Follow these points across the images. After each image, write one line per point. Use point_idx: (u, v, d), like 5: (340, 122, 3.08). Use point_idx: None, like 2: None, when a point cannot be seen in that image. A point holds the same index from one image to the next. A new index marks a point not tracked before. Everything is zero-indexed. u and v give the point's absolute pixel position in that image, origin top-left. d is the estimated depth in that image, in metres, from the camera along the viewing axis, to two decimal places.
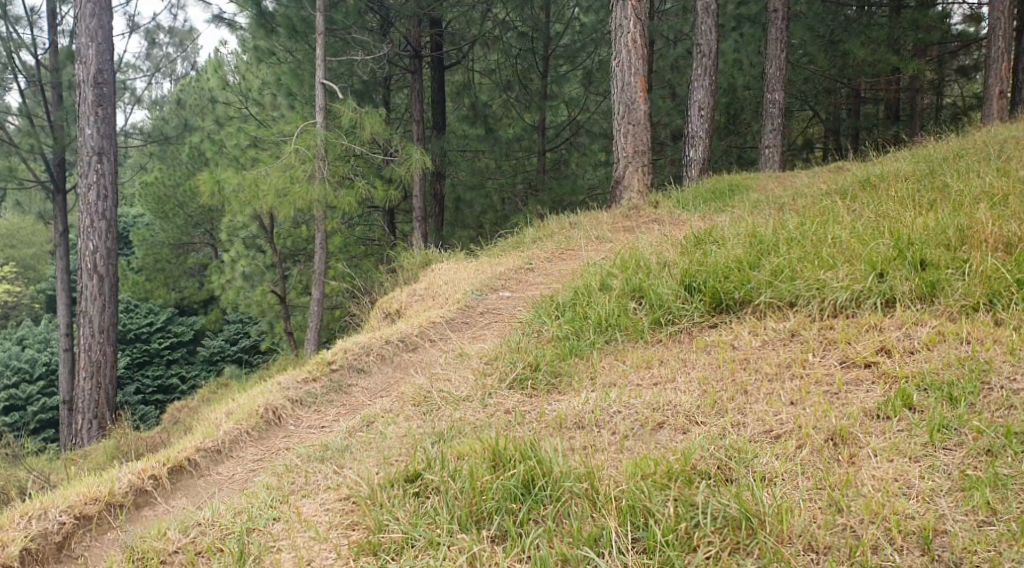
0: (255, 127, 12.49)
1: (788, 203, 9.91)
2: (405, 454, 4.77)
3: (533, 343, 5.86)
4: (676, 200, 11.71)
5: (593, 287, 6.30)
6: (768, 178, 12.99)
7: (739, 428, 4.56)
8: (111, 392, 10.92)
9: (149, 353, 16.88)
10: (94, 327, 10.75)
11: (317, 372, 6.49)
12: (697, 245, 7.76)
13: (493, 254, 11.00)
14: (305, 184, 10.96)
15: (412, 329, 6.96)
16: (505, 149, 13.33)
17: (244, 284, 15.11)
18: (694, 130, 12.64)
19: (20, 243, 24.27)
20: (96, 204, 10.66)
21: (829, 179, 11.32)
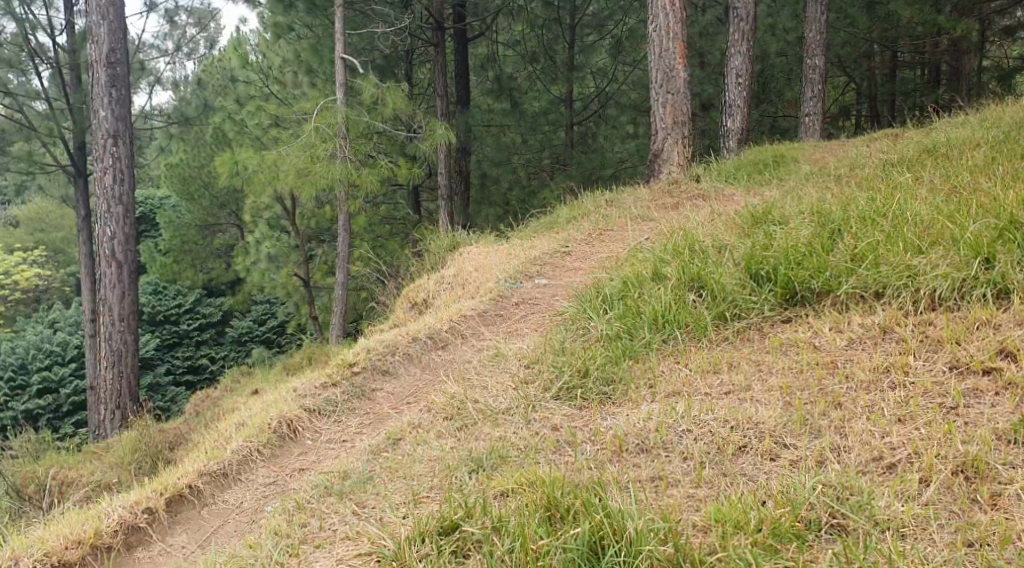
0: (275, 105, 11.85)
1: (846, 175, 9.12)
2: (439, 489, 4.12)
3: (580, 343, 5.17)
4: (719, 173, 10.94)
5: (645, 277, 5.58)
6: (816, 147, 12.18)
7: (839, 455, 3.87)
8: (133, 382, 10.42)
9: (178, 335, 16.69)
10: (115, 315, 10.23)
11: (338, 376, 5.85)
12: (754, 225, 7.01)
13: (525, 236, 10.33)
14: (327, 163, 10.30)
15: (442, 323, 6.29)
16: (532, 123, 12.59)
17: (269, 265, 14.52)
18: (733, 98, 11.84)
19: (49, 227, 23.86)
20: (113, 188, 10.10)
21: (887, 147, 10.51)
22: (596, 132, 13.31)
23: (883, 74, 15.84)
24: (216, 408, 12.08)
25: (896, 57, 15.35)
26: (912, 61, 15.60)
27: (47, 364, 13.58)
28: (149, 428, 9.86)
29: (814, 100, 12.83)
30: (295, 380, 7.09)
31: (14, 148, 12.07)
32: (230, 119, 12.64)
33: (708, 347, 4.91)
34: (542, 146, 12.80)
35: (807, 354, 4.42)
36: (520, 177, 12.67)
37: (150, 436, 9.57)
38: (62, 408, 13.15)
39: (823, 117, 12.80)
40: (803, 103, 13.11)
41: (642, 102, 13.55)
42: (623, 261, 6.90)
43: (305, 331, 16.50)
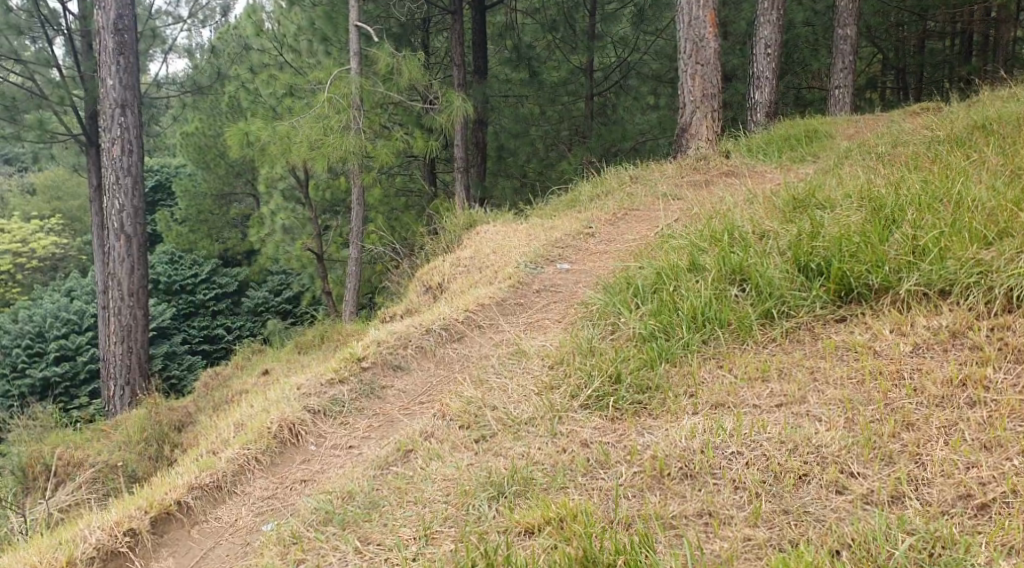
0: (288, 74, 11.41)
1: (887, 154, 8.61)
2: (453, 522, 3.72)
3: (610, 342, 4.71)
4: (748, 149, 10.42)
5: (682, 267, 5.09)
6: (849, 123, 11.65)
7: (918, 489, 3.45)
8: (142, 357, 10.14)
9: (194, 305, 16.25)
10: (123, 290, 9.91)
11: (346, 371, 5.40)
12: (796, 209, 6.51)
13: (545, 215, 9.86)
14: (340, 135, 9.82)
15: (458, 313, 5.84)
16: (551, 94, 12.06)
17: (284, 237, 14.20)
18: (762, 69, 11.28)
19: (65, 195, 23.48)
20: (121, 159, 9.67)
21: (928, 124, 9.98)
22: (617, 103, 12.78)
23: (913, 43, 15.17)
24: (227, 388, 11.79)
25: (928, 27, 14.72)
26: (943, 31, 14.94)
27: (64, 332, 12.85)
28: (158, 409, 9.56)
29: (844, 73, 12.29)
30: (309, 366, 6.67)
31: (25, 118, 11.40)
32: (243, 88, 12.20)
33: (754, 351, 4.43)
34: (561, 117, 12.26)
35: (867, 361, 3.97)
36: (538, 150, 12.16)
37: (160, 418, 9.28)
38: (79, 376, 12.45)
39: (853, 90, 12.25)
40: (833, 75, 12.54)
41: (665, 74, 12.87)
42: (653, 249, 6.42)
43: (320, 304, 16.11)
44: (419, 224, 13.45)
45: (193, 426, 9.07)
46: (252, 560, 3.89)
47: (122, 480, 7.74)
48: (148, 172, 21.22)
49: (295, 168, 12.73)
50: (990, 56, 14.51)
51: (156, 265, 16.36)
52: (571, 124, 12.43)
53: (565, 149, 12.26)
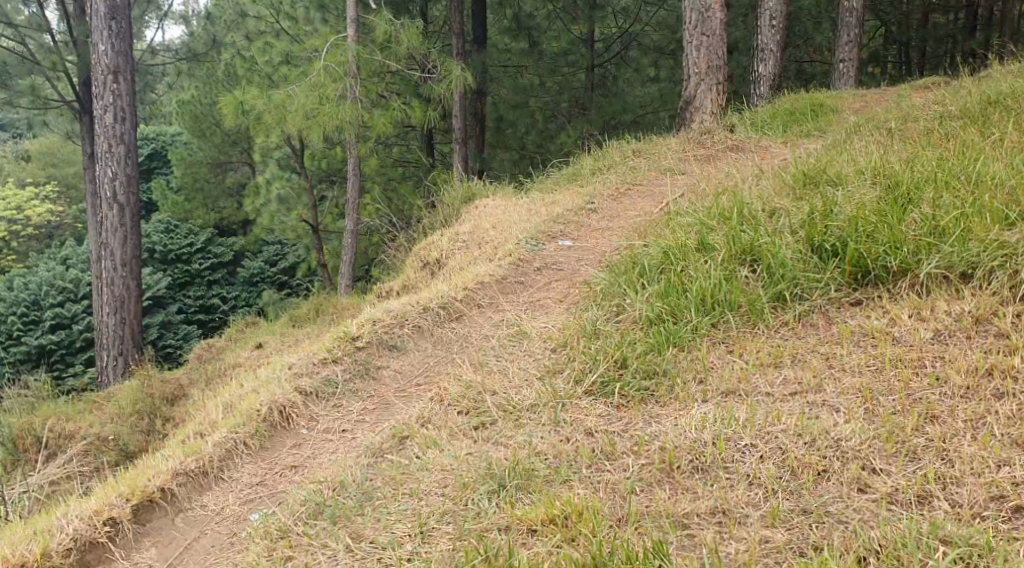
0: (285, 41, 11.16)
1: (897, 131, 8.40)
2: (451, 518, 3.54)
3: (615, 325, 4.52)
4: (753, 123, 10.19)
5: (690, 247, 4.90)
6: (855, 97, 11.42)
7: (946, 487, 3.28)
8: (136, 327, 10.25)
9: (190, 274, 15.95)
10: (116, 260, 10.04)
11: (340, 351, 5.17)
12: (806, 186, 6.30)
13: (546, 189, 9.65)
14: (336, 104, 9.59)
15: (457, 292, 5.65)
16: (551, 65, 11.81)
17: (280, 207, 13.88)
18: (767, 41, 11.01)
19: (60, 161, 23.15)
20: (114, 127, 9.75)
21: (937, 100, 9.76)
22: (616, 74, 12.34)
23: (917, 17, 14.93)
24: (221, 361, 11.63)
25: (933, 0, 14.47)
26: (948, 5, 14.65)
27: (60, 300, 12.49)
28: (150, 382, 9.38)
29: (849, 46, 12.02)
30: (305, 344, 6.48)
31: (17, 83, 11.11)
32: (238, 55, 11.95)
33: (767, 336, 4.24)
34: (561, 88, 11.99)
35: (885, 348, 3.80)
36: (537, 122, 12.07)
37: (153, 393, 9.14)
38: (75, 344, 12.25)
39: (857, 64, 11.99)
40: (838, 48, 12.29)
41: (667, 44, 12.46)
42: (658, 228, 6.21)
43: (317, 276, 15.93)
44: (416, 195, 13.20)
45: (187, 401, 8.92)
46: (239, 553, 3.72)
47: (113, 455, 7.58)
48: (143, 139, 20.89)
49: (290, 137, 12.49)
50: (996, 30, 14.26)
51: (152, 233, 16.00)
52: (570, 95, 12.06)
53: (565, 121, 12.06)
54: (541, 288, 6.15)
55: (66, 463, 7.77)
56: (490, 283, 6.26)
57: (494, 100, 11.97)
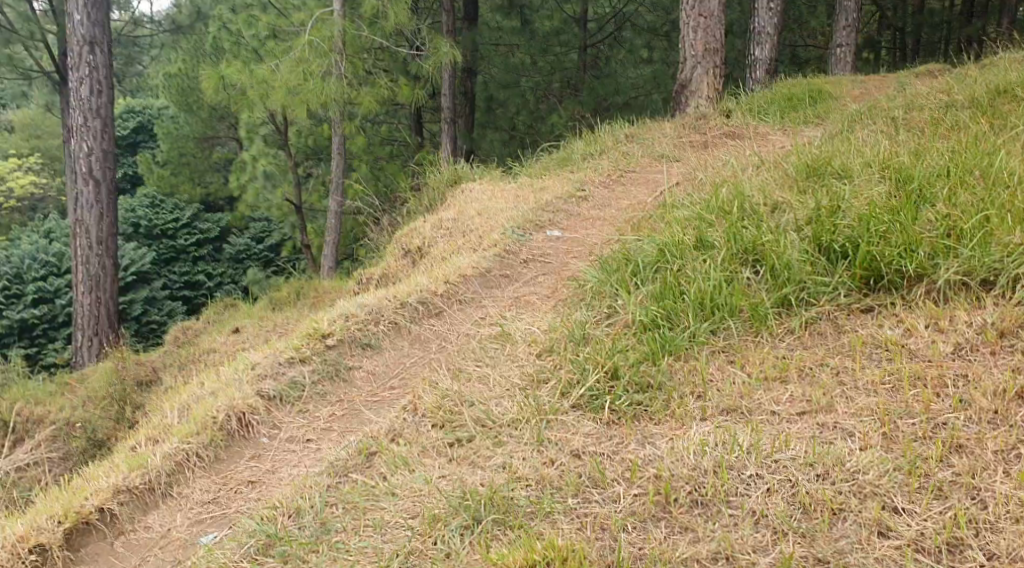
0: (271, 15, 10.75)
1: (901, 121, 8.08)
2: (418, 558, 3.24)
3: (606, 330, 4.17)
4: (750, 107, 9.85)
5: (687, 245, 4.57)
6: (853, 84, 11.10)
7: (979, 534, 2.96)
8: (112, 308, 9.88)
9: (174, 250, 15.56)
10: (91, 238, 9.71)
11: (309, 350, 4.77)
12: (810, 178, 5.96)
13: (534, 174, 9.31)
14: (320, 81, 9.24)
15: (436, 287, 5.35)
16: (543, 44, 11.44)
17: (264, 184, 13.47)
18: (763, 24, 10.66)
19: (44, 133, 22.53)
20: (89, 100, 9.51)
21: (938, 88, 9.45)
22: (609, 55, 12.00)
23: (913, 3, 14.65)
24: (197, 345, 11.29)
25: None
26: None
27: (43, 274, 11.88)
28: (124, 366, 9.05)
29: (846, 32, 11.67)
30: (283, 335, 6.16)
31: None
32: (223, 29, 11.57)
33: (772, 345, 3.90)
34: (552, 69, 11.60)
35: (902, 363, 3.49)
36: (528, 101, 11.55)
37: (125, 377, 8.84)
38: (58, 319, 11.65)
39: (854, 49, 11.65)
40: (835, 33, 11.95)
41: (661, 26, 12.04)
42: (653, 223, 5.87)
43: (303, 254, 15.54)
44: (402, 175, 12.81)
45: (159, 387, 8.64)
46: None
47: (80, 442, 7.27)
48: (129, 113, 20.28)
49: (274, 113, 12.12)
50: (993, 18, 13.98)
51: (136, 208, 15.56)
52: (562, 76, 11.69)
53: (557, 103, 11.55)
54: (526, 283, 5.81)
55: (32, 450, 7.46)
56: (473, 277, 5.92)
57: (483, 79, 11.59)
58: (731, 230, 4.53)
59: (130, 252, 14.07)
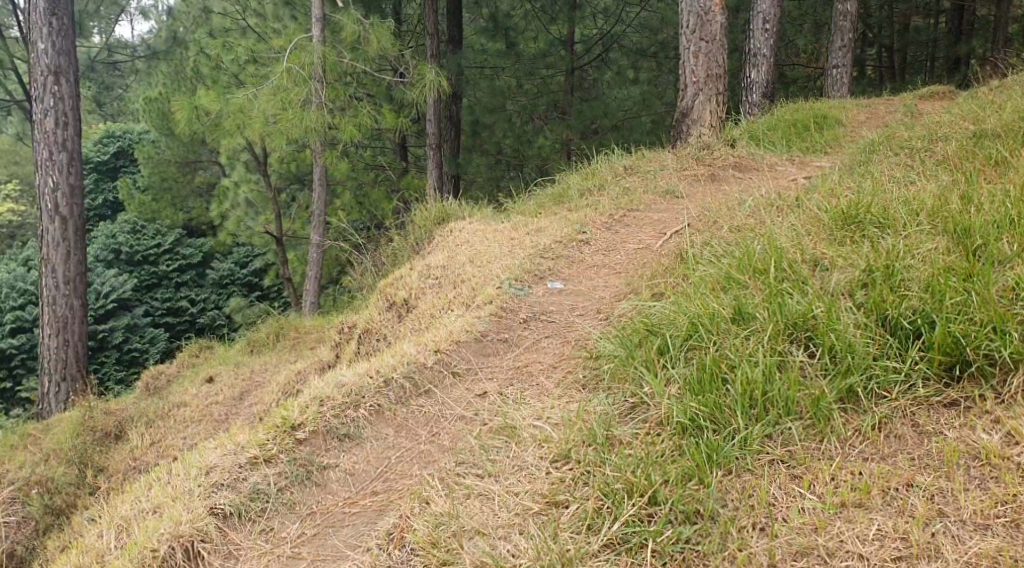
0: (249, 39, 10.10)
1: (925, 155, 7.50)
2: None
3: (633, 429, 3.66)
4: (754, 136, 9.16)
5: (723, 318, 3.90)
6: (857, 108, 10.49)
7: None
8: (82, 350, 9.07)
9: (157, 276, 14.83)
10: (58, 278, 8.92)
11: (275, 447, 4.11)
12: (845, 227, 5.27)
13: (527, 211, 8.63)
14: (300, 110, 8.59)
15: (427, 356, 4.68)
16: (530, 67, 10.60)
17: (246, 211, 12.91)
18: (758, 45, 9.96)
19: (20, 161, 21.59)
20: (54, 133, 8.78)
21: (950, 115, 8.88)
22: (596, 78, 11.20)
23: (898, 19, 14.18)
24: (167, 395, 10.54)
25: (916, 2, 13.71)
26: (929, 9, 13.92)
27: (20, 304, 11.00)
28: (91, 420, 8.31)
29: (843, 52, 11.06)
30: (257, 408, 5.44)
31: None
32: (201, 55, 10.94)
33: (842, 457, 3.43)
34: (539, 93, 10.97)
35: (1015, 489, 3.21)
36: (514, 124, 11.00)
37: (88, 435, 8.13)
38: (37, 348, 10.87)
39: (851, 70, 11.06)
40: (831, 52, 11.28)
41: (648, 46, 11.20)
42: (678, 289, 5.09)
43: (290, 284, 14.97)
44: (387, 204, 12.18)
45: (124, 448, 7.93)
46: None
47: (38, 510, 6.53)
48: (108, 138, 18.73)
49: (252, 144, 11.47)
50: (983, 35, 13.53)
51: (117, 235, 14.90)
52: (550, 99, 11.03)
53: (545, 124, 11.09)
54: (530, 350, 5.07)
55: None
56: (469, 343, 5.16)
57: (471, 103, 10.96)
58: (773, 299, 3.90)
59: (110, 279, 13.41)
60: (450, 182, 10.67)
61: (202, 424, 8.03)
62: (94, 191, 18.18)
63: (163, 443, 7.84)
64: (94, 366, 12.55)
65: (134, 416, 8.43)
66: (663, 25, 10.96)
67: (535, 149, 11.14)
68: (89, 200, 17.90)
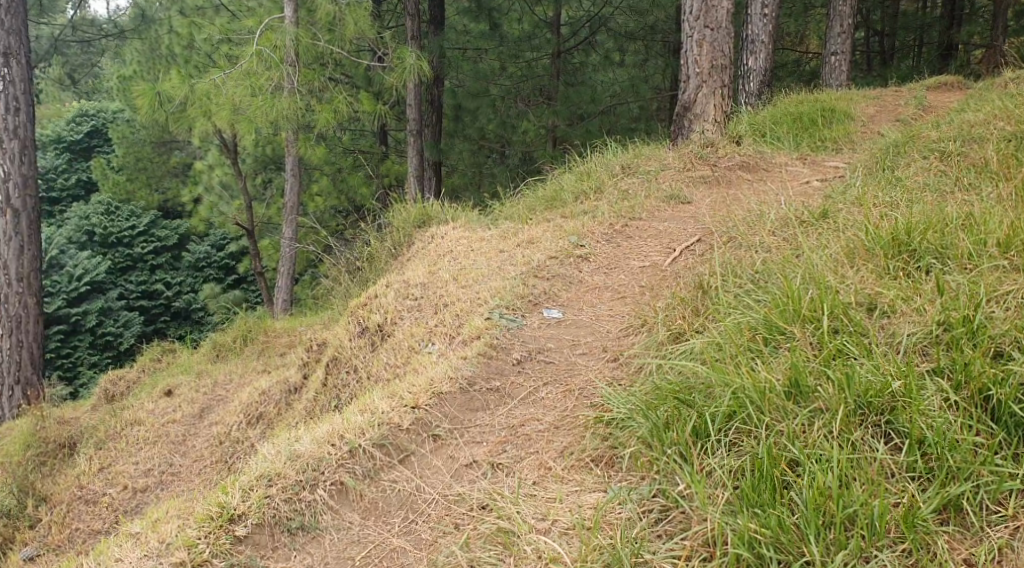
0: (222, 19, 9.22)
1: (957, 157, 6.71)
2: None
3: (669, 547, 3.14)
4: (757, 130, 8.21)
5: (777, 393, 3.32)
6: (865, 100, 9.65)
7: None
8: (37, 351, 8.14)
9: (131, 258, 14.02)
10: (10, 275, 7.97)
11: (207, 551, 3.51)
12: (894, 251, 4.43)
13: (515, 214, 7.77)
14: (271, 97, 7.70)
15: (402, 413, 3.94)
16: (515, 50, 9.72)
17: (221, 197, 12.25)
18: (756, 31, 8.97)
19: None
20: (4, 119, 7.81)
21: (970, 113, 8.00)
22: (583, 63, 10.37)
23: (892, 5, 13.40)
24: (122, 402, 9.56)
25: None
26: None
27: None
28: (39, 439, 7.38)
29: (841, 38, 10.16)
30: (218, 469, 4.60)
31: None
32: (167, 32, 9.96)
33: None
34: (523, 77, 9.98)
35: None
36: (498, 110, 10.11)
37: (32, 460, 7.21)
38: None
39: (851, 58, 10.13)
40: (827, 39, 10.28)
41: (636, 29, 10.41)
42: (699, 332, 4.27)
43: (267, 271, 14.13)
44: (366, 190, 11.31)
45: (70, 473, 7.05)
46: None
47: None
48: (82, 117, 17.38)
49: (220, 132, 10.54)
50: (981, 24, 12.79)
51: (90, 214, 13.92)
52: (535, 84, 10.03)
53: (527, 109, 10.16)
54: (525, 403, 4.26)
55: None
56: (451, 396, 4.31)
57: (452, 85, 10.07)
58: (833, 366, 3.37)
59: (84, 259, 12.74)
60: (433, 170, 10.14)
61: (158, 446, 7.10)
62: (68, 170, 16.66)
63: (113, 469, 6.95)
64: (67, 347, 12.05)
65: (88, 429, 7.57)
66: (652, 8, 10.09)
67: (519, 135, 10.38)
68: (62, 179, 16.40)
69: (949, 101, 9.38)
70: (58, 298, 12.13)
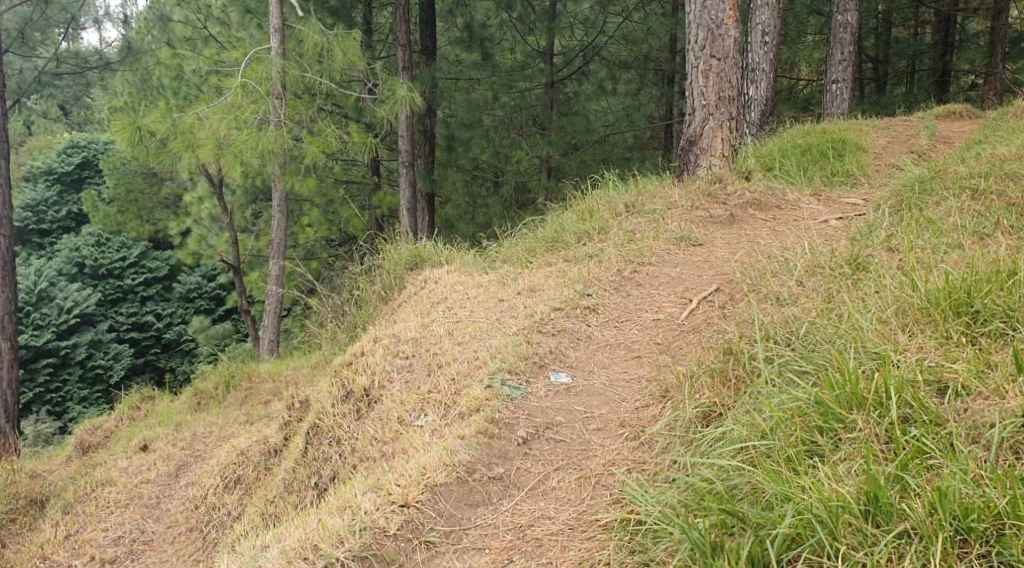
0: (207, 49, 8.59)
1: (985, 191, 6.05)
2: None
3: None
4: (763, 163, 7.56)
5: (850, 514, 2.93)
6: (875, 129, 9.08)
7: None
8: (9, 401, 7.43)
9: (122, 290, 13.34)
10: None
11: None
12: (950, 311, 3.76)
13: (516, 254, 7.12)
14: (256, 131, 7.07)
15: (385, 510, 3.59)
16: (508, 80, 9.11)
17: (209, 229, 11.65)
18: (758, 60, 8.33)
19: None
20: None
21: (994, 146, 7.40)
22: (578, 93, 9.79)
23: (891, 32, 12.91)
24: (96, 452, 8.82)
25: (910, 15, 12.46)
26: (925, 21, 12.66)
27: None
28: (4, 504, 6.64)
29: (841, 66, 9.54)
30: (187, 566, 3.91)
31: None
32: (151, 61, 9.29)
33: None
34: (518, 105, 9.40)
35: None
36: (491, 141, 9.47)
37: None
38: None
39: (852, 86, 9.55)
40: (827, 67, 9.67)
41: (633, 58, 9.89)
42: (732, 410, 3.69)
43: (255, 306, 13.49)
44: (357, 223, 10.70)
45: (33, 540, 6.28)
46: None
47: None
48: (72, 147, 16.64)
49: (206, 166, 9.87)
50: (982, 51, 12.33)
51: (80, 245, 13.27)
52: (528, 113, 9.49)
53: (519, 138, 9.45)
54: (534, 496, 3.64)
55: None
56: (447, 488, 3.67)
57: (444, 116, 9.52)
58: (913, 477, 2.97)
59: (74, 291, 12.14)
60: (425, 202, 9.44)
61: (129, 509, 6.37)
62: (57, 202, 15.97)
63: (79, 537, 6.17)
64: (57, 381, 11.47)
65: (59, 487, 6.87)
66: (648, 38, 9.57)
67: (512, 163, 9.58)
68: (51, 213, 15.72)
69: (963, 132, 8.84)
70: (48, 330, 11.52)
